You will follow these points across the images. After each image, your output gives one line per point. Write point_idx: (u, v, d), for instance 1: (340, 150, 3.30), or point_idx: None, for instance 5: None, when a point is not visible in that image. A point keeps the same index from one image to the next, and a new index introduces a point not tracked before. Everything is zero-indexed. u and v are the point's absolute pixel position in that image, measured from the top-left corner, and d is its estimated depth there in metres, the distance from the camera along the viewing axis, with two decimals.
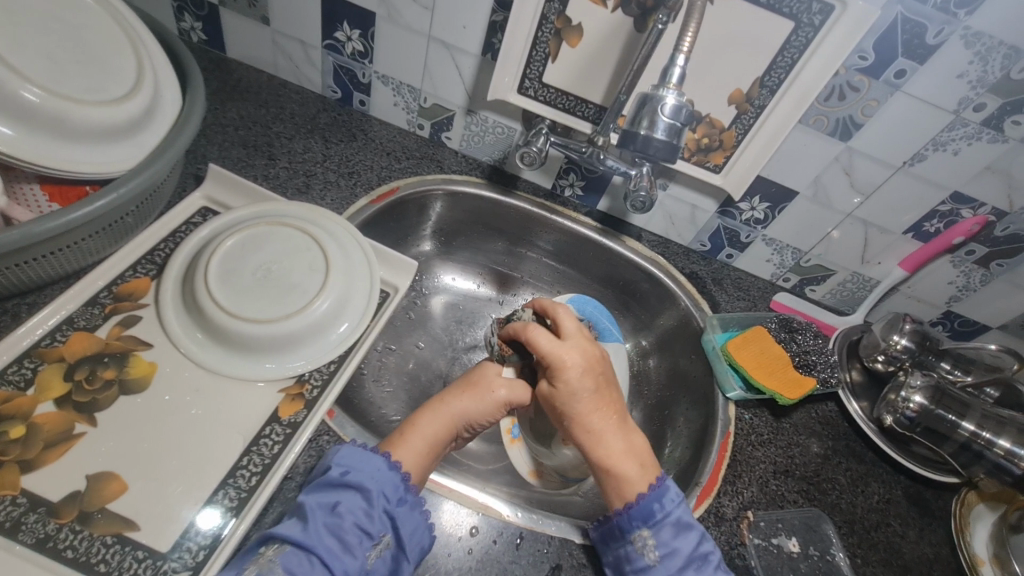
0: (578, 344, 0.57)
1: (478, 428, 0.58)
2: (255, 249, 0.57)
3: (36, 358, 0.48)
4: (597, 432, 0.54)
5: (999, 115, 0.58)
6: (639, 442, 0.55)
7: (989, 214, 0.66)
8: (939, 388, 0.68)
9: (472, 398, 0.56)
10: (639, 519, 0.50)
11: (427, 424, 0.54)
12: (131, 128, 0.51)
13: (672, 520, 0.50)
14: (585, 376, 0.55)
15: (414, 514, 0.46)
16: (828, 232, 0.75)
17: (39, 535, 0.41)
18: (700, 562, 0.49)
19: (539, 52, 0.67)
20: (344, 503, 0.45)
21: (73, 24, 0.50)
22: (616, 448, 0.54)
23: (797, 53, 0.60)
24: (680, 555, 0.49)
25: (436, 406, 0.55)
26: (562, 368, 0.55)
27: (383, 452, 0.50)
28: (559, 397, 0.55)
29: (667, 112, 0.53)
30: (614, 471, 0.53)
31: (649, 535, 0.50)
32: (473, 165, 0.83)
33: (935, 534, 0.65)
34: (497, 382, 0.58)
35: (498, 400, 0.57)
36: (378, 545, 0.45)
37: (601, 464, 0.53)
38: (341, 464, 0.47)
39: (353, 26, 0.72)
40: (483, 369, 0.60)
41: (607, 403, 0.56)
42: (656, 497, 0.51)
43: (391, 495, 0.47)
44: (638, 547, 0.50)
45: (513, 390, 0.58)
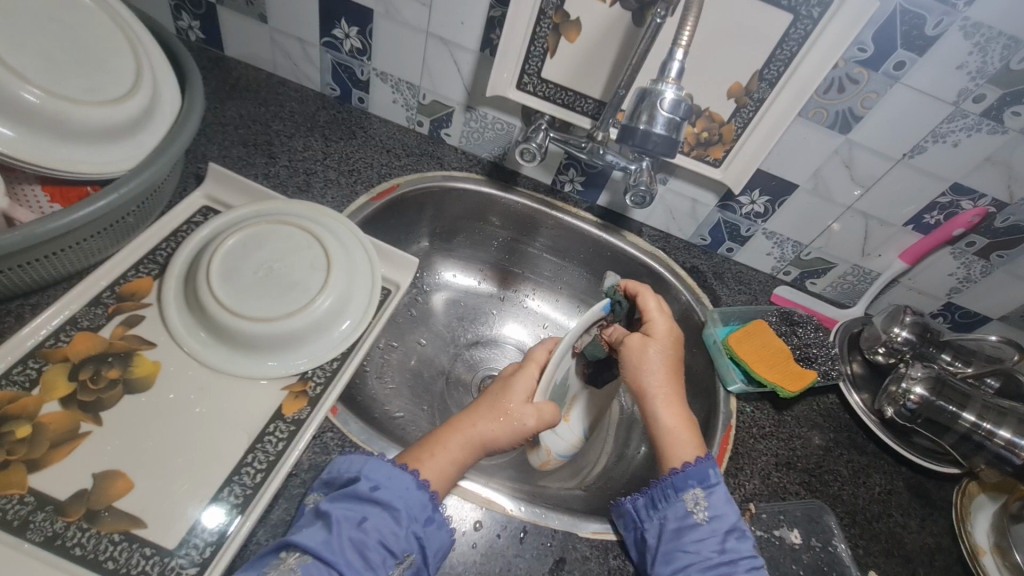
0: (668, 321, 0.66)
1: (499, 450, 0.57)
2: (258, 247, 0.57)
3: (41, 358, 0.48)
4: (668, 397, 0.60)
5: (999, 106, 0.58)
6: (694, 420, 0.61)
7: (989, 205, 0.66)
8: (940, 379, 0.68)
9: (503, 425, 0.55)
10: (695, 478, 0.54)
11: (456, 444, 0.53)
12: (131, 128, 0.51)
13: (723, 488, 0.54)
14: (674, 346, 0.63)
15: (441, 532, 0.47)
16: (828, 225, 0.75)
17: (47, 534, 0.41)
18: (740, 532, 0.52)
19: (538, 48, 0.67)
20: (371, 519, 0.46)
21: (70, 24, 0.50)
22: (680, 416, 0.59)
23: (796, 46, 0.60)
24: (727, 520, 0.52)
25: (476, 420, 0.56)
26: (659, 328, 0.63)
27: (412, 468, 0.49)
28: (649, 346, 0.61)
29: (666, 106, 0.53)
30: (676, 433, 0.57)
31: (701, 495, 0.54)
32: (473, 161, 0.83)
33: (937, 524, 0.65)
34: (528, 413, 0.56)
35: (528, 431, 0.55)
36: (400, 564, 0.45)
37: (665, 424, 0.58)
38: (370, 479, 0.47)
39: (352, 23, 0.72)
40: (514, 394, 0.57)
41: (680, 377, 0.62)
42: (710, 464, 0.55)
43: (419, 515, 0.47)
44: (689, 505, 0.53)
45: (544, 417, 0.56)
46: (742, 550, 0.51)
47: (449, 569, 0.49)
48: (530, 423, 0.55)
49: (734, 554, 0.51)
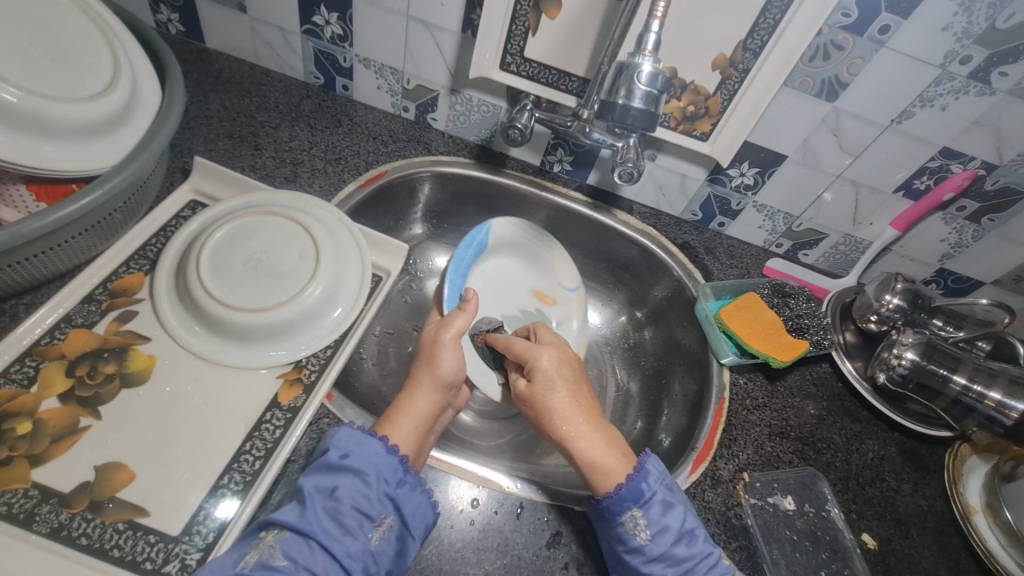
0: (554, 349, 0.61)
1: (459, 381, 0.59)
2: (245, 239, 0.57)
3: (37, 356, 0.49)
4: (574, 426, 0.55)
5: (986, 67, 0.57)
6: (616, 436, 0.56)
7: (979, 168, 0.66)
8: (930, 344, 0.68)
9: (436, 362, 0.58)
10: (628, 499, 0.50)
11: (413, 402, 0.55)
12: (111, 125, 0.51)
13: (660, 498, 0.50)
14: (562, 372, 0.59)
15: (416, 493, 0.48)
16: (819, 195, 0.75)
17: (53, 525, 0.42)
18: (689, 536, 0.49)
19: (519, 26, 0.66)
20: (343, 487, 0.45)
21: (43, 20, 0.50)
22: (596, 442, 0.54)
23: (778, 15, 0.59)
24: (671, 531, 0.49)
25: (418, 375, 0.58)
26: (538, 365, 0.59)
27: (380, 435, 0.50)
28: (538, 390, 0.58)
29: (644, 80, 0.53)
30: (597, 464, 0.53)
31: (639, 514, 0.50)
32: (461, 145, 0.83)
33: (929, 487, 0.66)
34: (435, 332, 0.61)
35: (448, 341, 0.60)
36: (379, 527, 0.45)
37: (580, 458, 0.54)
38: (339, 447, 0.48)
39: (331, 9, 0.71)
40: (424, 334, 0.62)
41: (583, 399, 0.58)
42: (641, 479, 0.51)
43: (390, 478, 0.47)
44: (628, 527, 0.49)
45: (451, 324, 0.61)
46: (694, 554, 0.49)
47: (448, 545, 0.51)
48: (444, 336, 0.60)
49: (689, 561, 0.48)
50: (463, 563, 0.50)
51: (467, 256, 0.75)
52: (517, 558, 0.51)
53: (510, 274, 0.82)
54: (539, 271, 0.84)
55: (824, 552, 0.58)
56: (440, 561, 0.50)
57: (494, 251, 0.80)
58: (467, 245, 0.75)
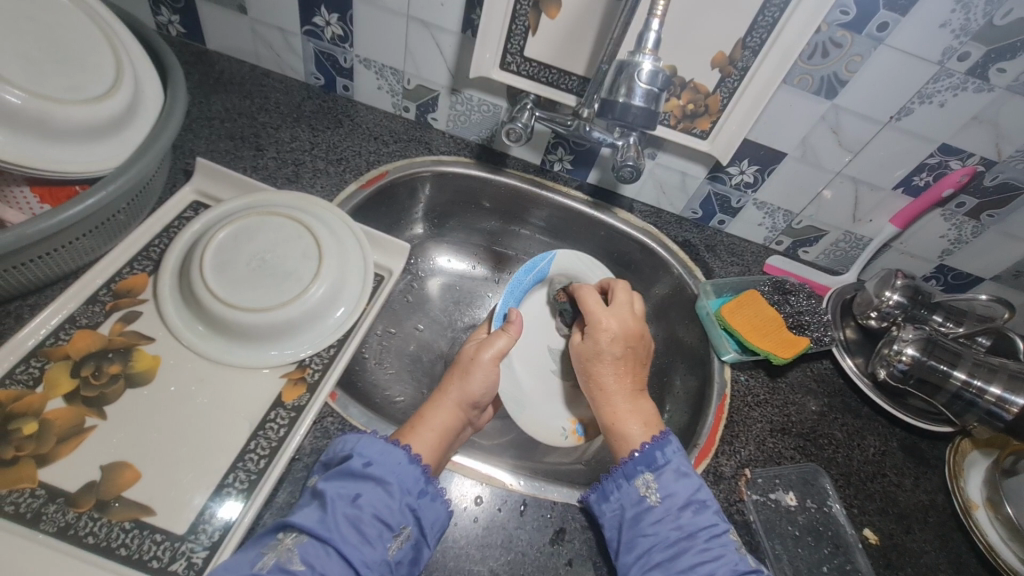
0: (623, 314, 0.63)
1: (485, 402, 0.59)
2: (249, 240, 0.58)
3: (42, 357, 0.49)
4: (608, 393, 0.59)
5: (984, 63, 0.57)
6: (647, 407, 0.58)
7: (978, 164, 0.66)
8: (931, 339, 0.67)
9: (468, 379, 0.58)
10: (642, 463, 0.52)
11: (435, 415, 0.55)
12: (114, 127, 0.51)
13: (674, 466, 0.52)
14: (616, 341, 0.61)
15: (435, 504, 0.48)
16: (819, 192, 0.75)
17: (60, 524, 0.43)
18: (697, 505, 0.50)
19: (519, 26, 0.66)
20: (366, 494, 0.46)
21: (46, 23, 0.50)
22: (623, 408, 0.58)
23: (777, 13, 0.59)
24: (679, 497, 0.51)
25: (446, 389, 0.58)
26: (597, 328, 0.62)
27: (404, 444, 0.50)
28: (589, 350, 0.62)
29: (644, 78, 0.53)
30: (617, 427, 0.56)
31: (651, 478, 0.52)
32: (461, 145, 0.84)
33: (931, 482, 0.67)
34: (475, 350, 0.61)
35: (486, 362, 0.60)
36: (398, 537, 0.45)
37: (605, 420, 0.58)
38: (363, 455, 0.48)
39: (331, 10, 0.72)
40: (464, 350, 0.63)
41: (627, 370, 0.60)
42: (658, 446, 0.53)
43: (412, 488, 0.47)
44: (640, 490, 0.51)
45: (492, 344, 0.61)
46: (698, 522, 0.49)
47: (452, 542, 0.51)
48: (484, 355, 0.60)
49: (693, 527, 0.49)
50: (468, 560, 0.50)
51: (525, 281, 0.75)
52: (521, 555, 0.51)
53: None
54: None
55: (826, 547, 0.58)
56: (445, 557, 0.50)
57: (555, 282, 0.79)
58: (528, 270, 0.76)
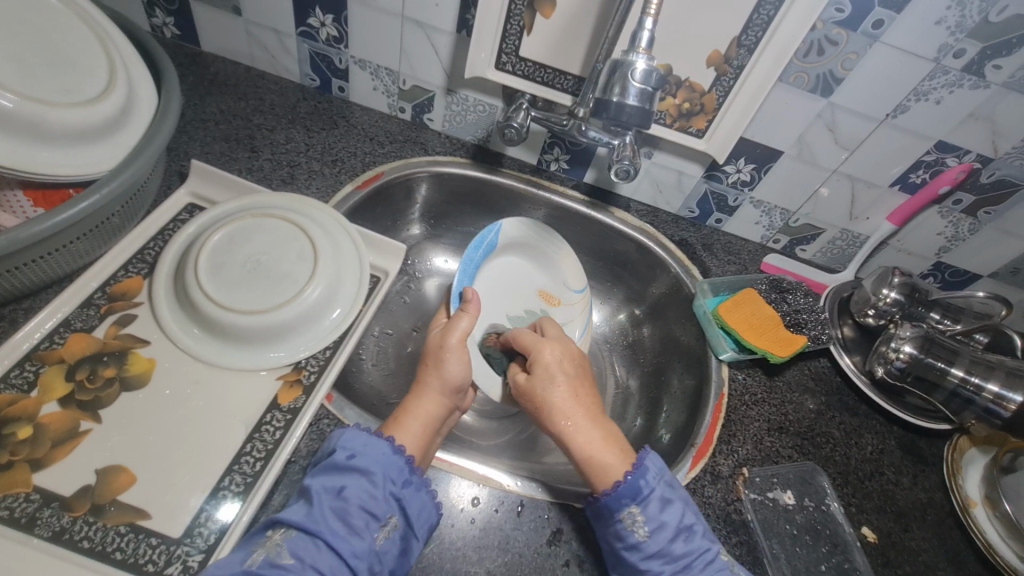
0: (561, 343, 0.63)
1: (466, 385, 0.59)
2: (243, 241, 0.58)
3: (37, 361, 0.49)
4: (574, 421, 0.56)
5: (980, 60, 0.57)
6: (615, 432, 0.56)
7: (975, 161, 0.66)
8: (928, 337, 0.68)
9: (443, 366, 0.58)
10: (626, 497, 0.49)
11: (421, 406, 0.55)
12: (108, 130, 0.51)
13: (658, 494, 0.50)
14: (564, 365, 0.60)
15: (420, 494, 0.48)
16: (816, 189, 0.75)
17: (55, 529, 0.42)
18: (688, 532, 0.49)
19: (514, 26, 0.66)
20: (350, 487, 0.45)
21: (38, 26, 0.50)
22: (594, 437, 0.55)
23: (772, 10, 0.59)
24: (669, 528, 0.49)
25: (425, 378, 0.58)
26: (541, 359, 0.61)
27: (387, 436, 0.50)
28: (537, 382, 0.59)
29: (638, 77, 0.53)
30: (594, 459, 0.53)
31: (638, 511, 0.49)
32: (458, 145, 0.83)
33: (929, 479, 0.66)
34: (441, 338, 0.61)
35: (455, 345, 0.60)
36: (385, 527, 0.45)
37: (580, 455, 0.54)
38: (346, 448, 0.47)
39: (326, 10, 0.71)
40: (429, 339, 0.62)
41: (584, 393, 0.59)
42: (640, 474, 0.51)
43: (397, 478, 0.47)
44: (627, 524, 0.49)
45: (455, 327, 0.61)
46: (692, 551, 0.48)
47: (449, 544, 0.51)
48: (450, 339, 0.60)
49: (687, 558, 0.48)
50: (465, 561, 0.50)
51: (476, 257, 0.75)
52: (518, 556, 0.51)
53: (518, 274, 0.82)
54: (547, 272, 0.83)
55: (824, 546, 0.58)
56: (441, 559, 0.50)
57: (503, 251, 0.80)
58: (476, 245, 0.75)
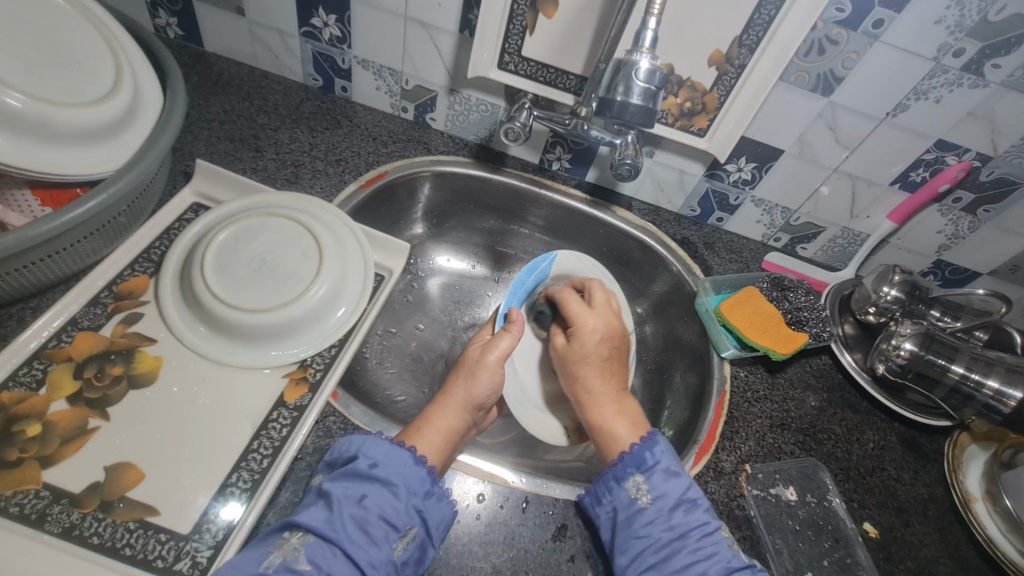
0: (604, 315, 0.64)
1: (489, 403, 0.60)
2: (249, 241, 0.58)
3: (45, 359, 0.50)
4: (594, 393, 0.59)
5: (979, 59, 0.58)
6: (633, 408, 0.59)
7: (974, 159, 0.67)
8: (929, 334, 0.68)
9: (473, 382, 0.58)
10: (632, 465, 0.52)
11: (442, 418, 0.55)
12: (115, 129, 0.52)
13: (663, 466, 0.52)
14: (600, 342, 0.62)
15: (441, 505, 0.48)
16: (817, 188, 0.76)
17: (65, 525, 0.43)
18: (688, 504, 0.51)
19: (517, 26, 0.66)
20: (371, 495, 0.46)
21: (45, 26, 0.50)
22: (610, 409, 0.58)
23: (773, 10, 0.59)
24: (670, 498, 0.51)
25: (452, 391, 0.58)
26: (580, 331, 0.62)
27: (409, 446, 0.50)
28: (573, 351, 0.62)
29: (641, 77, 0.54)
30: (605, 428, 0.56)
31: (642, 480, 0.52)
32: (460, 145, 0.84)
33: (930, 475, 0.67)
34: (481, 353, 0.61)
35: (492, 364, 0.59)
36: (404, 538, 0.46)
37: (593, 422, 0.57)
38: (368, 456, 0.48)
39: (329, 11, 0.72)
40: (469, 352, 0.62)
41: (610, 370, 0.61)
42: (646, 448, 0.53)
43: (418, 490, 0.48)
44: (631, 492, 0.51)
45: (496, 345, 0.61)
46: (691, 521, 0.49)
47: (455, 540, 0.51)
48: (489, 356, 0.60)
49: (684, 527, 0.49)
50: (470, 557, 0.50)
51: (528, 282, 0.71)
52: (523, 551, 0.52)
53: None
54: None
55: (826, 541, 0.59)
56: (448, 555, 0.50)
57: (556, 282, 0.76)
58: (530, 270, 0.72)
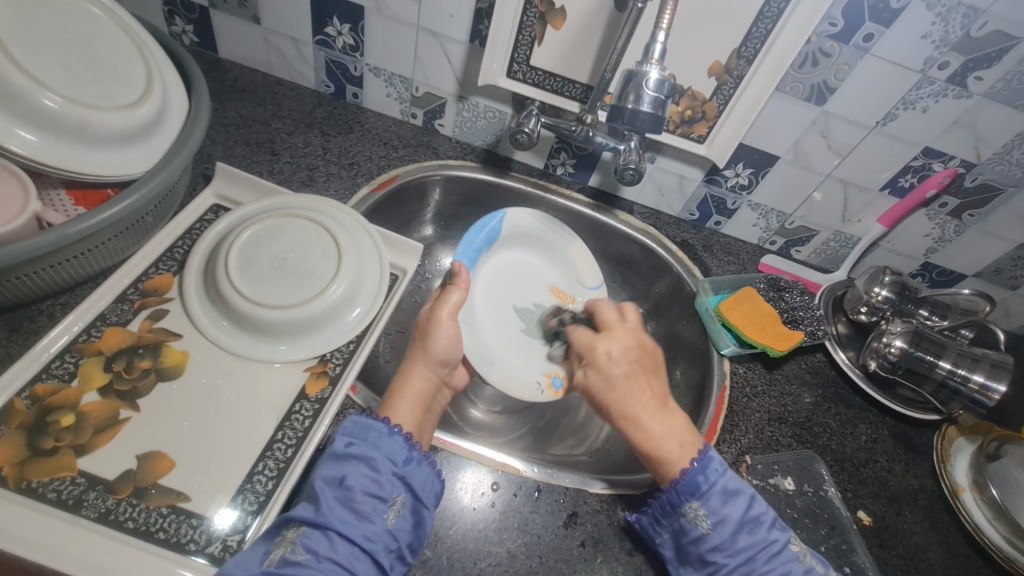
0: (617, 335, 0.63)
1: (453, 358, 0.62)
2: (271, 240, 0.60)
3: (77, 352, 0.52)
4: (634, 419, 0.56)
5: (962, 72, 0.62)
6: (680, 422, 0.56)
7: (959, 166, 0.70)
8: (918, 332, 0.72)
9: (430, 340, 0.61)
10: (686, 491, 0.51)
11: (409, 385, 0.58)
12: (145, 132, 0.54)
13: (720, 488, 0.51)
14: (621, 362, 0.60)
15: (422, 468, 0.50)
16: (810, 193, 0.79)
17: (101, 510, 0.45)
18: (751, 524, 0.50)
19: (526, 36, 0.69)
20: (352, 474, 0.47)
21: (82, 34, 0.52)
22: (657, 429, 0.54)
23: (770, 24, 0.63)
24: (732, 521, 0.49)
25: (412, 357, 0.61)
26: (598, 361, 0.61)
27: (383, 418, 0.52)
28: (598, 385, 0.60)
29: (650, 86, 0.57)
30: (655, 451, 0.54)
31: (699, 505, 0.51)
32: (468, 150, 0.87)
33: (920, 467, 0.70)
34: (432, 310, 0.64)
35: (445, 317, 0.62)
36: (393, 507, 0.47)
37: (643, 451, 0.54)
38: (344, 437, 0.50)
39: (344, 20, 0.74)
40: (420, 313, 0.65)
41: (645, 386, 0.58)
42: (700, 469, 0.51)
43: (397, 458, 0.49)
44: (690, 518, 0.51)
45: (447, 300, 0.64)
46: (756, 543, 0.49)
47: (472, 527, 0.53)
48: (439, 313, 0.63)
49: (750, 550, 0.49)
50: (486, 542, 0.53)
51: (477, 241, 0.76)
52: (537, 537, 0.54)
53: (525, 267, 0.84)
54: (561, 269, 0.85)
55: (823, 528, 0.61)
56: (465, 540, 0.52)
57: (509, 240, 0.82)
58: (478, 231, 0.77)
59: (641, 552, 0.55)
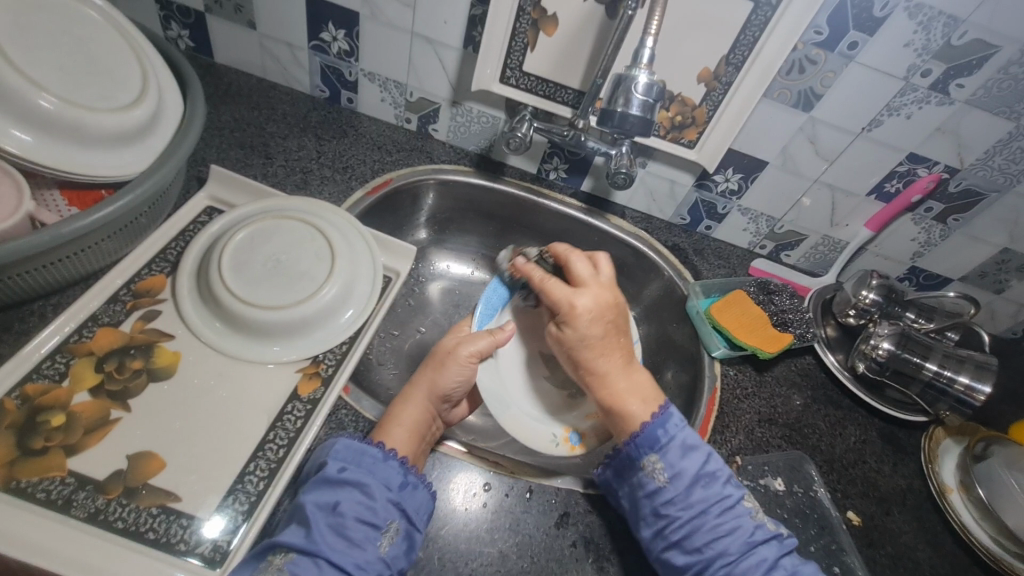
0: (593, 290, 0.62)
1: (456, 394, 0.62)
2: (264, 242, 0.60)
3: (68, 353, 0.52)
4: (602, 376, 0.59)
5: (944, 80, 0.63)
6: (644, 381, 0.59)
7: (943, 171, 0.72)
8: (905, 334, 0.73)
9: (441, 374, 0.61)
10: (645, 446, 0.54)
11: (407, 411, 0.57)
12: (140, 134, 0.54)
13: (678, 443, 0.53)
14: (595, 322, 0.60)
15: (417, 493, 0.50)
16: (799, 198, 0.80)
17: (90, 510, 0.45)
18: (707, 479, 0.52)
19: (518, 42, 0.70)
20: (344, 500, 0.47)
21: (79, 36, 0.53)
22: (620, 387, 0.58)
23: (757, 32, 0.64)
24: (688, 475, 0.52)
25: (418, 383, 0.61)
26: (572, 312, 0.60)
27: (378, 443, 0.53)
28: (567, 338, 0.61)
29: (640, 90, 0.58)
30: (618, 407, 0.57)
31: (657, 458, 0.53)
32: (462, 154, 0.88)
33: (908, 467, 0.71)
34: (454, 344, 0.64)
35: (463, 357, 0.62)
36: (387, 533, 0.47)
37: (606, 405, 0.58)
38: (337, 461, 0.50)
39: (339, 26, 0.75)
40: (442, 343, 0.65)
41: (612, 349, 0.60)
42: (659, 424, 0.54)
43: (392, 483, 0.50)
44: (647, 472, 0.53)
45: (472, 343, 0.64)
46: (710, 497, 0.51)
47: (465, 526, 0.54)
48: (461, 351, 0.62)
49: (705, 503, 0.51)
50: (479, 542, 0.53)
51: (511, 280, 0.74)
52: (528, 537, 0.54)
53: None
54: None
55: (813, 528, 0.62)
56: (457, 539, 0.53)
57: None
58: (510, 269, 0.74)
59: (632, 551, 0.56)
